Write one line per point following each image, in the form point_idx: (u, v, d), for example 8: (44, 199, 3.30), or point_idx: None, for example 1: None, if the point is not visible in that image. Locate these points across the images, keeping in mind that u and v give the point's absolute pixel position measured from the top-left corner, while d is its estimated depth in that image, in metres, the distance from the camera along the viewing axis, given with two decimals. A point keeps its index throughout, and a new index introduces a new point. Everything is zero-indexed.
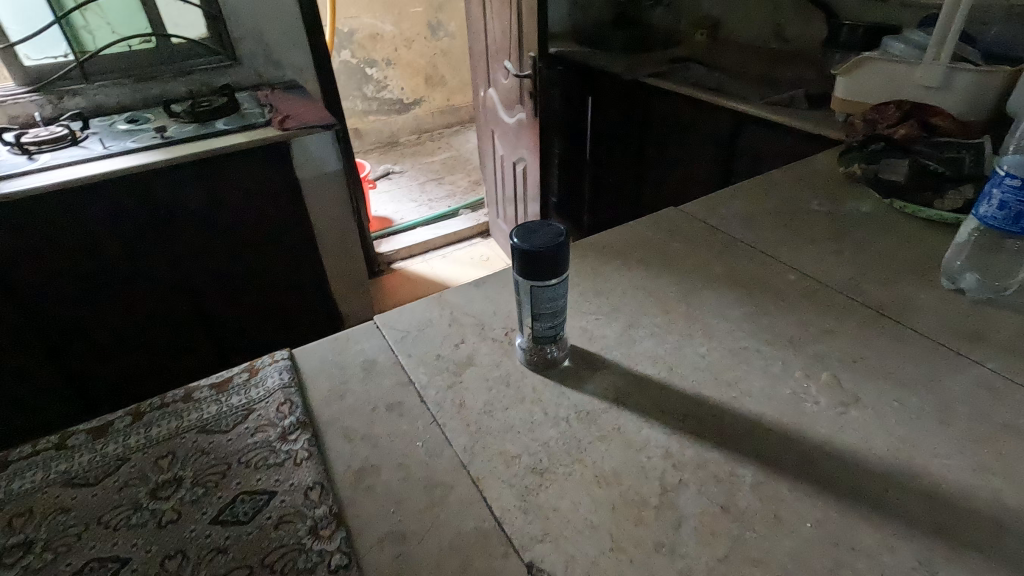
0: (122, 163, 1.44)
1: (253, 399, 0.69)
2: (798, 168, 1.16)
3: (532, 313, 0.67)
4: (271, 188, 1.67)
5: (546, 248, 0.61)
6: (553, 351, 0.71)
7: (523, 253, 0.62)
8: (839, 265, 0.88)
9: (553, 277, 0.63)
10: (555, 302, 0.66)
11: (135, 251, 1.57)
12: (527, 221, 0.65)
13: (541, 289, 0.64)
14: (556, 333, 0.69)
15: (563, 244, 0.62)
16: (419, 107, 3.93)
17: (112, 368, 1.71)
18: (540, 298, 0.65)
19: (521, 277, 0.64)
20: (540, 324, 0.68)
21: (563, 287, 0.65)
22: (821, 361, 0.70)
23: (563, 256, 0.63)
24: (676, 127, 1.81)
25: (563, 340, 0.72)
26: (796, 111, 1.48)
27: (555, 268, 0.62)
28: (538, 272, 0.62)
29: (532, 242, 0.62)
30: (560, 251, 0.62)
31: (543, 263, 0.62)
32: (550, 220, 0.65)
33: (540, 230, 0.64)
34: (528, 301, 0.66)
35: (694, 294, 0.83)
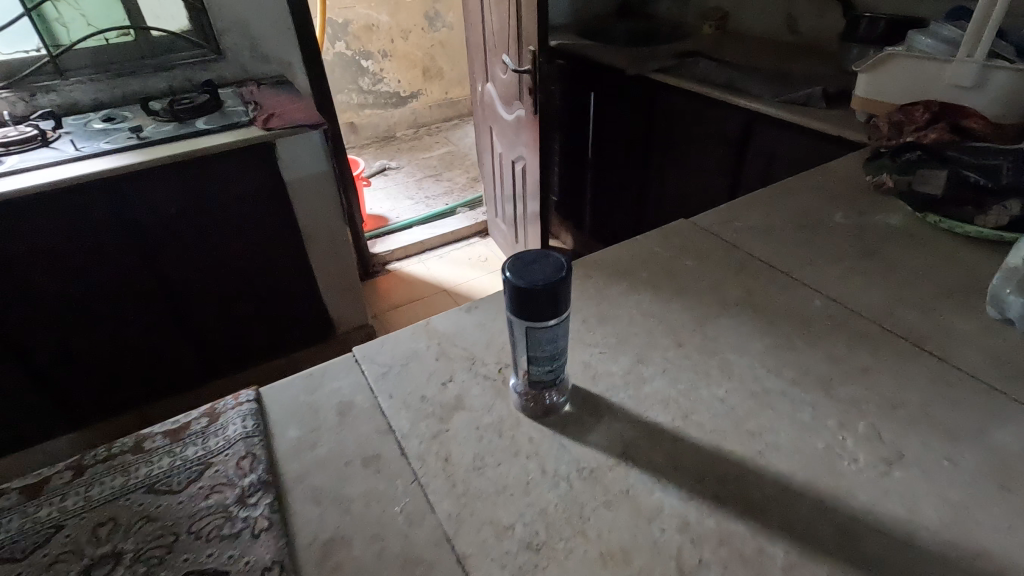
0: (93, 166, 1.35)
1: (211, 451, 0.61)
2: (819, 175, 1.07)
3: (529, 356, 0.59)
4: (255, 191, 1.58)
5: (544, 286, 0.52)
6: (552, 396, 0.63)
7: (518, 292, 0.53)
8: (870, 289, 0.79)
9: (553, 318, 0.55)
10: (555, 344, 0.58)
11: (110, 259, 1.48)
12: (523, 252, 0.56)
13: (539, 330, 0.56)
14: (557, 377, 0.61)
15: (566, 279, 0.53)
16: (416, 100, 3.83)
17: (91, 381, 1.63)
18: (538, 341, 0.57)
19: (515, 317, 0.56)
20: (536, 368, 0.60)
21: (564, 327, 0.57)
22: (856, 407, 0.62)
23: (565, 294, 0.54)
24: (684, 125, 1.72)
25: (564, 382, 0.64)
26: (813, 111, 1.38)
27: (556, 308, 0.54)
28: (534, 312, 0.54)
29: (529, 278, 0.53)
30: (561, 288, 0.53)
31: (541, 303, 0.53)
32: (550, 250, 0.56)
33: (537, 262, 0.55)
34: (522, 343, 0.58)
35: (710, 323, 0.74)
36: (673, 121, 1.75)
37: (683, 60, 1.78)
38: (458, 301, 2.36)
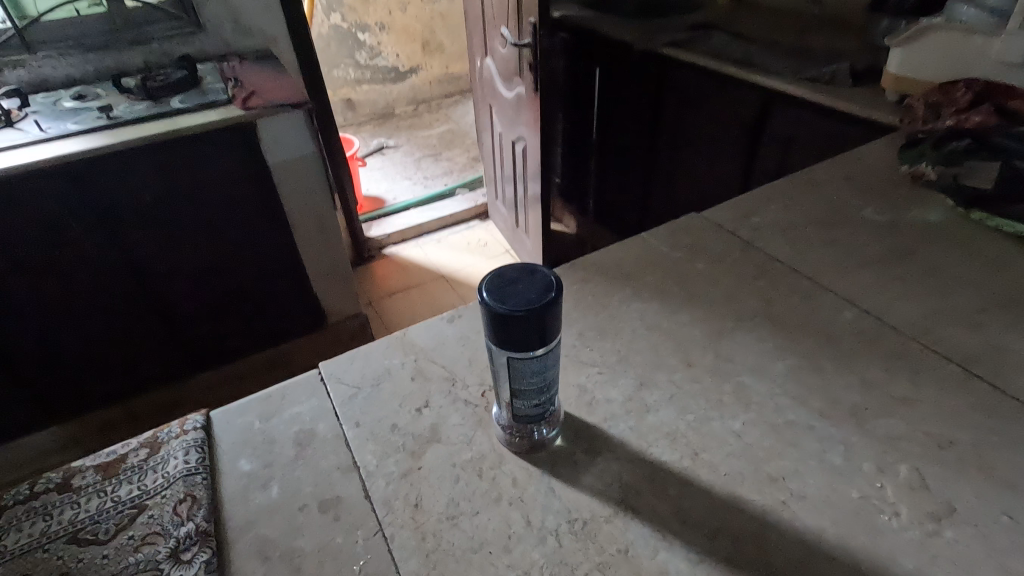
0: (57, 150, 1.25)
1: (146, 492, 0.53)
2: (846, 163, 0.96)
3: (512, 389, 0.50)
4: (236, 175, 1.49)
5: (529, 311, 0.44)
6: (540, 430, 0.54)
7: (498, 318, 0.44)
8: (907, 299, 0.69)
9: (540, 347, 0.46)
10: (544, 376, 0.49)
11: (82, 248, 1.39)
12: (505, 268, 0.48)
13: (524, 361, 0.47)
14: (547, 411, 0.53)
15: (556, 302, 0.44)
16: (416, 75, 3.68)
17: (70, 375, 1.56)
18: (523, 373, 0.48)
19: (494, 346, 0.47)
20: (521, 402, 0.51)
21: (555, 355, 0.49)
22: (895, 446, 0.53)
23: (555, 319, 0.45)
24: (695, 104, 1.59)
25: (554, 413, 0.55)
26: (838, 90, 1.26)
27: (543, 337, 0.46)
28: (517, 342, 0.45)
29: (510, 302, 0.44)
30: (549, 314, 0.44)
31: (525, 331, 0.45)
32: (537, 266, 0.48)
33: (521, 281, 0.46)
34: (504, 374, 0.49)
35: (724, 338, 0.65)
36: (683, 101, 1.63)
37: (696, 33, 1.65)
38: (456, 288, 2.27)
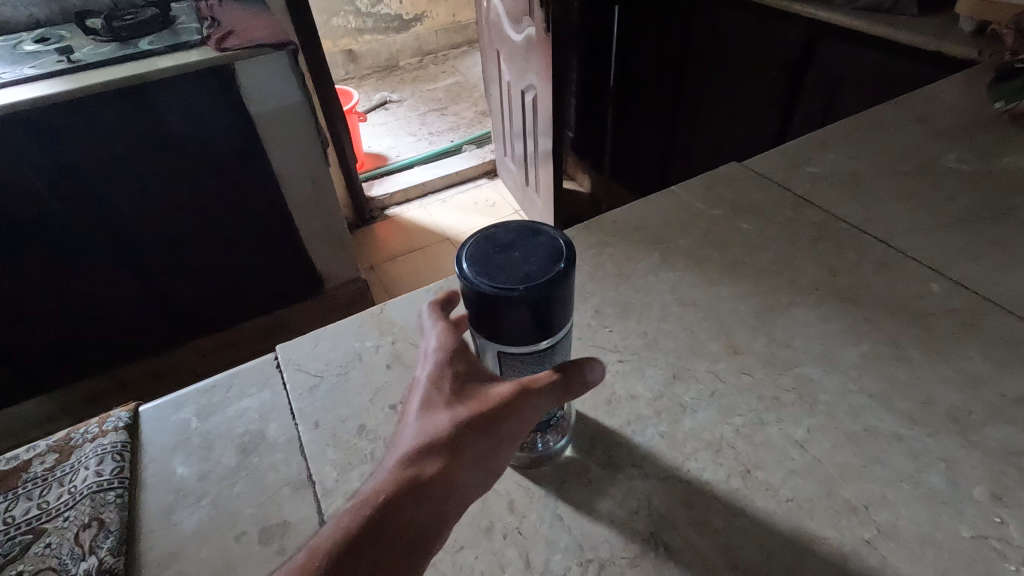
0: (10, 97, 1.12)
1: (48, 512, 0.44)
2: (917, 103, 0.80)
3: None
4: (215, 127, 1.34)
5: (526, 292, 0.31)
6: (542, 441, 0.42)
7: (481, 299, 0.32)
8: (1011, 268, 0.55)
9: (542, 338, 0.35)
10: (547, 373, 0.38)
11: (49, 209, 1.27)
12: (495, 229, 0.35)
13: (518, 356, 0.36)
14: (553, 419, 0.41)
15: (564, 277, 0.32)
16: (420, 24, 3.45)
17: (50, 345, 1.46)
18: (519, 371, 0.37)
19: (479, 336, 0.36)
20: None
21: (563, 346, 0.37)
22: (1017, 464, 0.40)
23: (563, 302, 0.33)
24: (729, 44, 1.41)
25: (563, 418, 0.43)
26: (900, 20, 1.08)
27: (545, 325, 0.34)
28: (510, 332, 0.34)
29: (498, 276, 0.32)
30: (555, 294, 0.32)
31: (520, 318, 0.33)
32: (539, 227, 0.35)
33: (517, 246, 0.33)
34: (496, 371, 0.38)
35: (777, 317, 0.52)
36: (715, 40, 1.45)
37: None
38: None
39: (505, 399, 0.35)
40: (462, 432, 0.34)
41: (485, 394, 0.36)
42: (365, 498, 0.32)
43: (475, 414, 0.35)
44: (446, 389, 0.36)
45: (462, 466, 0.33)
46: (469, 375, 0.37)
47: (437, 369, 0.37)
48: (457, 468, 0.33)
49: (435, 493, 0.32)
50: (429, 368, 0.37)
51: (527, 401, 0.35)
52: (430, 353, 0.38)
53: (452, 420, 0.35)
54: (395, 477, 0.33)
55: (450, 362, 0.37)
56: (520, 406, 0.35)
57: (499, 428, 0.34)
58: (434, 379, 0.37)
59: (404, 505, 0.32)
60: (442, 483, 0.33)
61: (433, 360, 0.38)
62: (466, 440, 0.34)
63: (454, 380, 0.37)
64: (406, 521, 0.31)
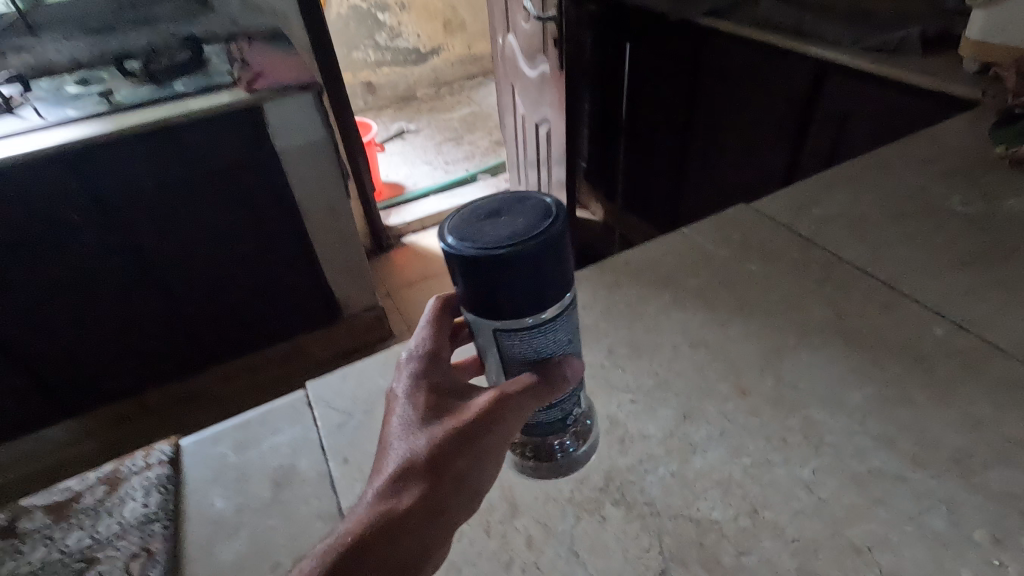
0: (55, 138, 1.18)
1: (100, 540, 0.46)
2: (922, 144, 0.83)
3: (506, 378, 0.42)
4: (243, 163, 1.41)
5: (510, 250, 0.33)
6: (569, 444, 0.46)
7: (467, 264, 0.34)
8: (1012, 312, 0.57)
9: (536, 310, 0.37)
10: (541, 356, 0.40)
11: (85, 240, 1.33)
12: (481, 203, 0.37)
13: (512, 336, 0.38)
14: (572, 419, 0.44)
15: (549, 235, 0.34)
16: (438, 56, 3.56)
17: (78, 371, 1.51)
18: (515, 349, 0.39)
19: (471, 316, 0.38)
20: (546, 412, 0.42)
21: (560, 325, 0.39)
22: (1015, 507, 0.42)
23: (552, 263, 0.35)
24: (738, 80, 1.45)
25: (585, 427, 0.47)
26: (906, 60, 1.11)
27: (535, 292, 0.36)
28: (502, 301, 0.35)
29: (482, 238, 0.34)
30: (543, 254, 0.34)
31: (511, 281, 0.34)
32: (524, 196, 0.37)
33: (501, 214, 0.36)
34: (496, 356, 0.40)
35: (784, 358, 0.54)
36: (724, 76, 1.49)
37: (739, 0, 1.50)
38: None
39: (484, 415, 0.38)
40: (441, 455, 0.37)
41: (463, 409, 0.39)
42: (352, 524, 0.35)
43: (451, 434, 0.38)
44: (423, 406, 0.40)
45: (443, 487, 0.37)
46: (445, 392, 0.41)
47: (416, 388, 0.40)
48: (438, 490, 0.37)
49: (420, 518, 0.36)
50: (406, 387, 0.40)
51: (500, 414, 0.38)
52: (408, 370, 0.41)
53: (429, 443, 0.38)
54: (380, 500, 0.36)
55: (427, 382, 0.40)
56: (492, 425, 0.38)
57: (473, 448, 0.37)
58: (413, 395, 0.40)
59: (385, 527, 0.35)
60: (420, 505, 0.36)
61: (410, 377, 0.41)
62: (441, 461, 0.37)
63: (430, 398, 0.40)
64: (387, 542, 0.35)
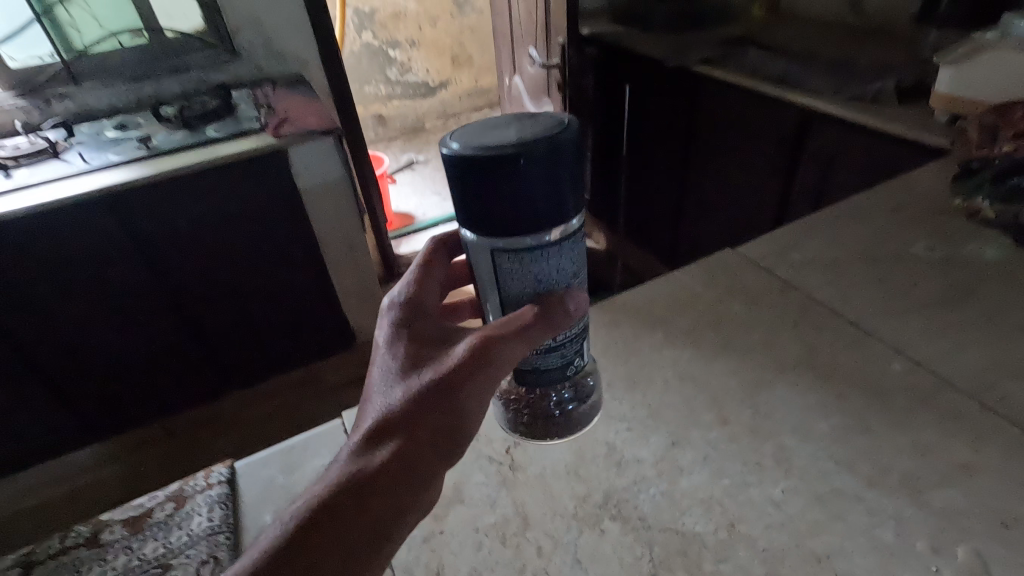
0: (100, 182, 1.29)
1: (174, 549, 0.55)
2: (892, 192, 0.92)
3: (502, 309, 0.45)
4: (267, 201, 1.50)
5: (512, 148, 0.34)
6: (555, 402, 0.56)
7: (466, 165, 0.35)
8: (963, 350, 0.65)
9: (536, 231, 0.38)
10: (539, 288, 0.42)
11: (123, 275, 1.43)
12: (489, 119, 0.39)
13: (512, 261, 0.40)
14: (575, 369, 0.48)
15: (554, 137, 0.35)
16: (445, 89, 3.70)
17: (107, 397, 1.59)
18: (511, 275, 0.41)
19: (470, 235, 0.40)
20: (545, 358, 0.46)
21: (561, 254, 0.41)
22: (953, 522, 0.49)
23: (557, 168, 0.36)
24: (730, 122, 1.55)
25: (581, 387, 0.58)
26: (883, 110, 1.20)
27: (535, 208, 0.36)
28: (505, 207, 0.36)
29: (484, 141, 0.36)
30: (547, 156, 0.35)
31: (514, 183, 0.35)
32: (535, 114, 0.39)
33: (507, 125, 0.38)
34: (495, 286, 0.43)
35: (761, 391, 0.62)
36: (717, 118, 1.59)
37: (729, 49, 1.61)
38: None
39: (456, 370, 0.43)
40: (418, 408, 0.43)
41: (439, 363, 0.44)
42: (349, 467, 0.43)
43: (427, 391, 0.43)
44: (403, 364, 0.45)
45: (420, 439, 0.43)
46: (422, 347, 0.46)
47: (396, 349, 0.46)
48: (414, 442, 0.43)
49: (407, 460, 0.43)
50: (388, 349, 0.46)
51: (473, 368, 0.43)
52: (389, 335, 0.47)
53: (406, 399, 0.44)
54: (361, 451, 0.43)
55: (405, 343, 0.46)
56: (464, 379, 0.43)
57: (446, 404, 0.43)
58: (394, 356, 0.46)
59: (366, 476, 0.42)
60: (397, 458, 0.43)
61: (392, 339, 0.47)
62: (416, 415, 0.43)
63: (409, 357, 0.45)
64: (367, 487, 0.42)
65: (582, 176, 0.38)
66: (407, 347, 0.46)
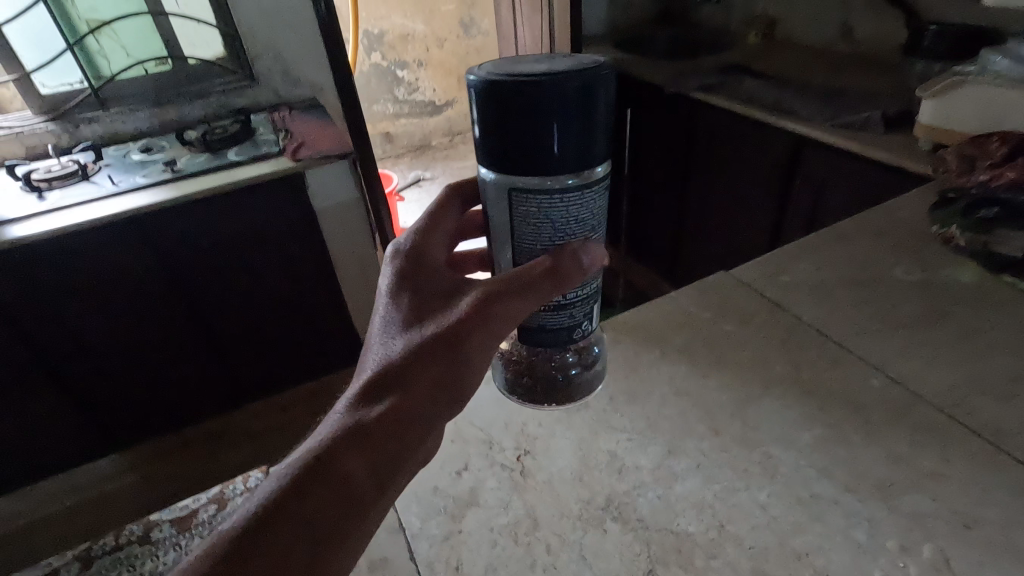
0: (129, 203, 1.35)
1: None
2: (876, 218, 0.98)
3: (514, 259, 0.51)
4: (284, 221, 1.58)
5: (535, 80, 0.40)
6: (564, 360, 0.67)
7: (492, 90, 0.41)
8: (936, 368, 0.70)
9: (557, 172, 0.44)
10: (555, 241, 0.48)
11: (147, 291, 1.50)
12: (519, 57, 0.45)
13: (530, 203, 0.46)
14: (582, 332, 0.55)
15: (574, 77, 0.40)
16: (451, 108, 3.80)
17: (127, 407, 1.65)
18: (524, 217, 0.47)
19: (495, 176, 0.46)
20: (556, 317, 0.53)
21: (575, 202, 0.46)
22: (921, 525, 0.54)
23: (572, 107, 0.41)
24: (727, 146, 1.62)
25: (587, 353, 0.69)
26: (871, 137, 1.27)
27: (560, 146, 0.42)
28: (522, 136, 0.42)
29: (510, 71, 0.41)
30: (565, 95, 0.40)
31: (534, 113, 0.41)
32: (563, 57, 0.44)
33: (534, 64, 0.43)
34: (509, 228, 0.48)
35: (750, 405, 0.68)
36: (715, 142, 1.66)
37: (726, 76, 1.69)
38: None
39: (459, 325, 0.48)
40: (422, 360, 0.48)
41: (442, 318, 0.50)
42: (355, 411, 0.48)
43: (429, 344, 0.48)
44: (408, 318, 0.51)
45: (422, 389, 0.48)
46: (425, 303, 0.51)
47: (402, 304, 0.51)
48: (417, 391, 0.48)
49: (408, 408, 0.48)
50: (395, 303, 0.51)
51: (475, 323, 0.48)
52: (395, 290, 0.52)
53: (409, 350, 0.49)
54: (368, 397, 0.48)
55: (409, 298, 0.51)
56: (466, 334, 0.48)
57: (448, 355, 0.48)
58: (400, 310, 0.51)
59: (373, 420, 0.47)
60: (401, 404, 0.48)
61: (398, 293, 0.52)
62: (419, 366, 0.48)
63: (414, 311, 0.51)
64: (373, 430, 0.47)
65: (607, 122, 0.44)
66: (412, 303, 0.51)
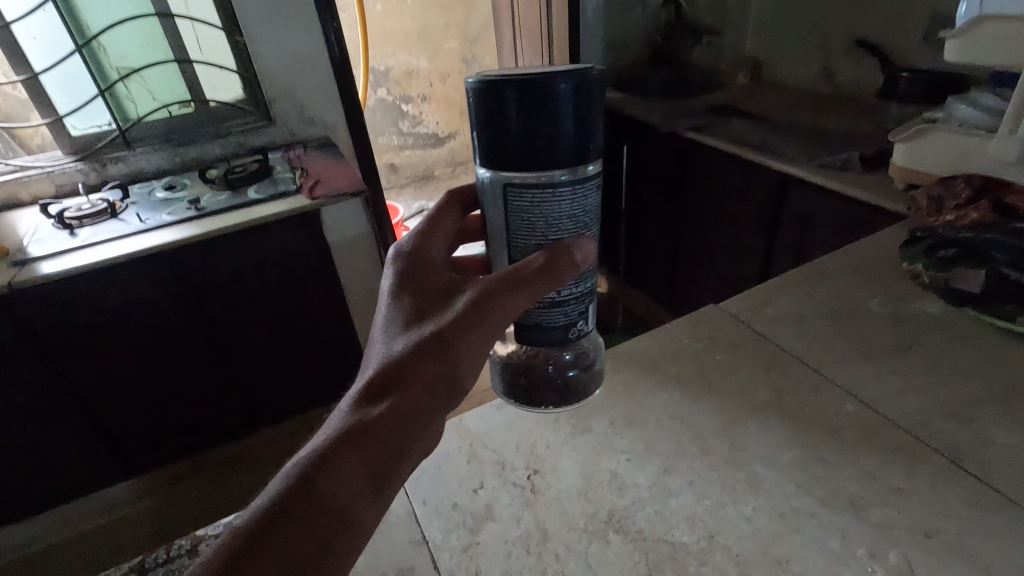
0: (157, 240, 1.43)
1: None
2: (853, 254, 1.07)
3: (511, 258, 0.57)
4: (300, 254, 1.66)
5: (530, 81, 0.47)
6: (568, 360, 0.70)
7: (490, 89, 0.48)
8: (904, 393, 0.78)
9: (550, 168, 0.50)
10: (549, 236, 0.54)
11: (169, 322, 1.57)
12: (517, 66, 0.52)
13: (526, 198, 0.52)
14: (577, 332, 0.60)
15: (566, 81, 0.47)
16: (453, 140, 3.93)
17: (144, 434, 1.71)
18: (519, 211, 0.53)
19: (494, 174, 0.52)
20: (554, 312, 0.58)
21: (569, 198, 0.52)
22: (888, 534, 0.61)
23: (563, 106, 0.48)
24: (717, 182, 1.72)
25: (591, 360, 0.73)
26: (851, 175, 1.36)
27: (553, 145, 0.48)
28: (518, 131, 0.48)
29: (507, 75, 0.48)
30: (557, 96, 0.47)
31: (530, 110, 0.47)
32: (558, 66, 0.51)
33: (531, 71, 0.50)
34: (507, 224, 0.55)
35: (737, 428, 0.75)
36: (707, 178, 1.76)
37: (716, 117, 1.80)
38: None
39: (458, 320, 0.54)
40: (424, 352, 0.54)
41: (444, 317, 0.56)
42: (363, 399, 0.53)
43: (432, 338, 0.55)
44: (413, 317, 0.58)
45: (422, 378, 0.54)
46: (430, 308, 0.58)
47: (407, 308, 0.59)
48: (418, 380, 0.54)
49: (410, 399, 0.53)
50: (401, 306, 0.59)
51: (473, 315, 0.54)
52: (401, 296, 0.60)
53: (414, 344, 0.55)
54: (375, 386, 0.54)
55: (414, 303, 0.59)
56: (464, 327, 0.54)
57: (449, 347, 0.54)
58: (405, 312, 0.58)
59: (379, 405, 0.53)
60: (404, 392, 0.53)
61: (405, 300, 0.60)
62: (421, 358, 0.54)
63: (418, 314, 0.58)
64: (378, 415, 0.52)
65: (597, 125, 0.50)
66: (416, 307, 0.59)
